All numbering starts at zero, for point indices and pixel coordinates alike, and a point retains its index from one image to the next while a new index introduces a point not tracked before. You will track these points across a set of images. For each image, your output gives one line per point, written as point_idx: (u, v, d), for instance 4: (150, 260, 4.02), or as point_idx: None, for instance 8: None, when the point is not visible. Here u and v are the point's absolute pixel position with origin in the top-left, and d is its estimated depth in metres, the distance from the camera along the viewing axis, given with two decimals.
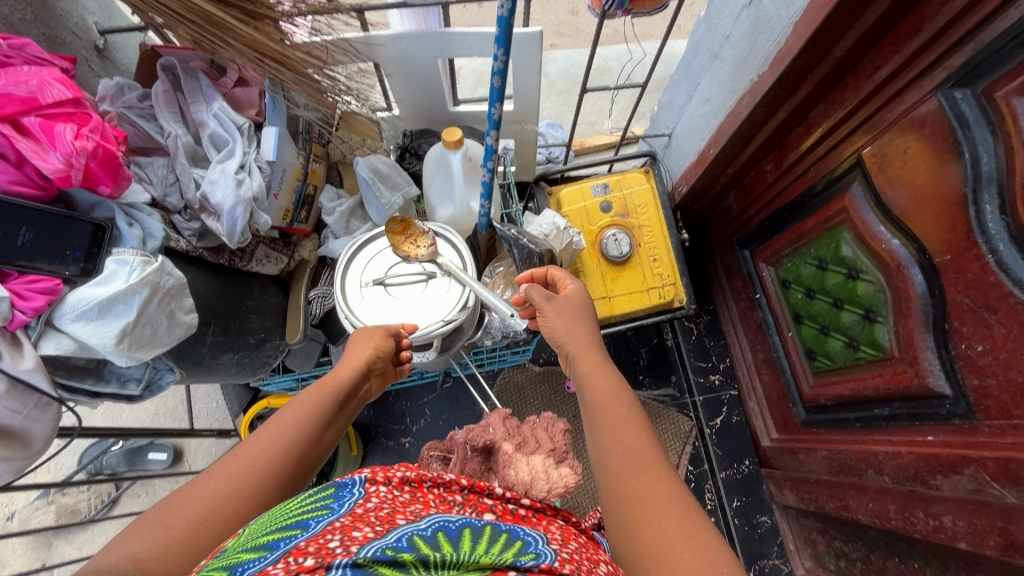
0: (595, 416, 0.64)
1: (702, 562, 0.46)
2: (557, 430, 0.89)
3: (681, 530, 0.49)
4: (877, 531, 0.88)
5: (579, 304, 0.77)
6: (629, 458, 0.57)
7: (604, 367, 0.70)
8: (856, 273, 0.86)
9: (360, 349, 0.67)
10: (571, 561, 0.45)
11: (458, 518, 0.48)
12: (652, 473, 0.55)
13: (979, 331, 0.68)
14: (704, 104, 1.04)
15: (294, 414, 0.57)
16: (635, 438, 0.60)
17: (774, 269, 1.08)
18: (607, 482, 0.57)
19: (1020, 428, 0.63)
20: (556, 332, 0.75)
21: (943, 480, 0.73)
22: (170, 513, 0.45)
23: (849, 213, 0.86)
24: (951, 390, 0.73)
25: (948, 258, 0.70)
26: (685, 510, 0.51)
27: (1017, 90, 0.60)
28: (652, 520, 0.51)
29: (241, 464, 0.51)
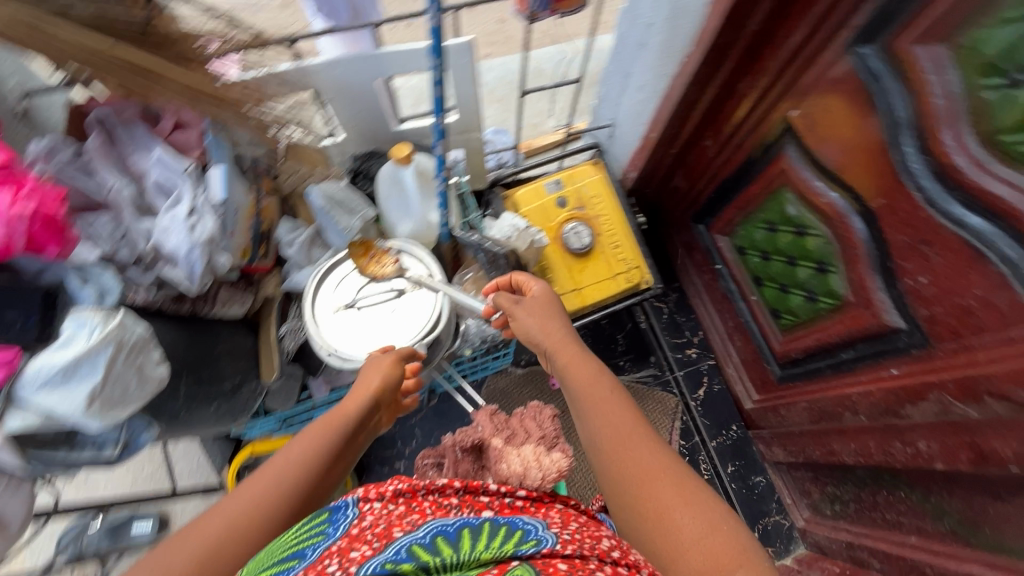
0: (579, 405, 0.66)
1: (703, 524, 0.49)
2: (545, 416, 0.91)
3: (678, 498, 0.51)
4: (863, 470, 0.93)
5: (548, 299, 0.78)
6: (619, 438, 0.58)
7: (580, 354, 0.71)
8: (804, 230, 0.91)
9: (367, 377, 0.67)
10: (572, 541, 0.46)
11: (456, 520, 0.48)
12: (640, 450, 0.57)
13: (920, 265, 0.73)
14: (639, 90, 1.07)
15: (302, 447, 0.57)
16: (621, 418, 0.61)
17: (729, 238, 1.13)
18: (601, 466, 0.58)
19: (971, 347, 0.68)
20: (529, 330, 0.76)
21: (912, 408, 0.78)
22: (174, 550, 0.46)
23: (788, 174, 0.90)
24: (906, 323, 0.78)
25: (882, 201, 0.75)
26: (679, 479, 0.53)
27: (915, 39, 0.65)
28: (650, 493, 0.52)
29: (251, 496, 0.51)
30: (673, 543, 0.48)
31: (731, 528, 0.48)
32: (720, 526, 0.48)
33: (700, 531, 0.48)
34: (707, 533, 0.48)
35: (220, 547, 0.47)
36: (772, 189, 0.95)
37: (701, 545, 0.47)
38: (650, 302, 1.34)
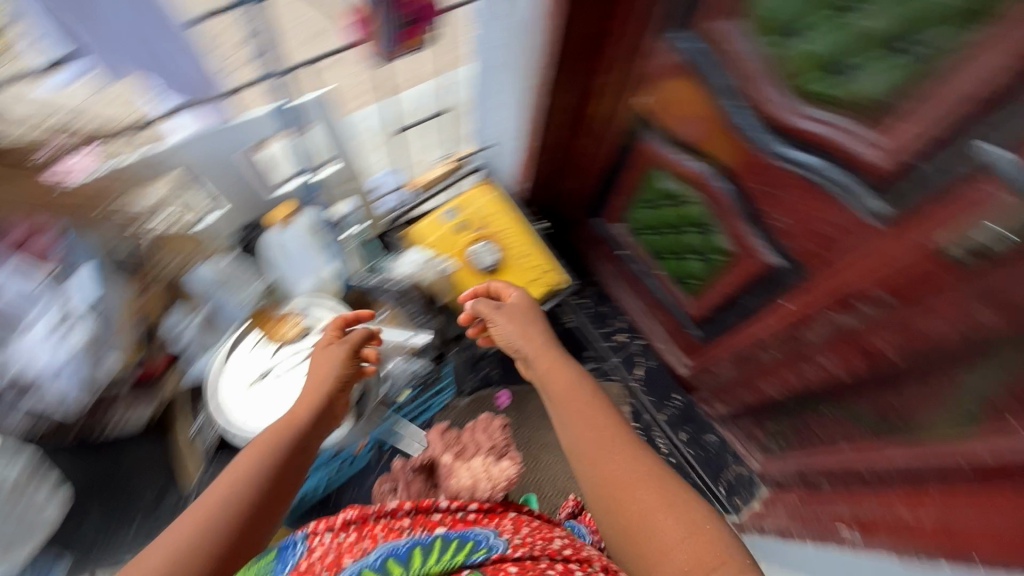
0: (562, 411, 0.72)
1: (686, 525, 0.54)
2: (493, 439, 1.03)
3: (664, 501, 0.57)
4: (789, 400, 1.00)
5: (524, 307, 0.89)
6: (602, 442, 0.65)
7: (563, 367, 0.78)
8: (683, 200, 0.99)
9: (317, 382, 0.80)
10: (519, 544, 0.59)
11: (407, 540, 0.60)
12: (624, 456, 0.63)
13: (776, 205, 0.82)
14: (508, 109, 1.13)
15: (266, 441, 0.70)
16: (606, 425, 0.67)
17: (623, 224, 1.21)
18: (587, 470, 0.64)
19: (833, 265, 0.77)
20: (511, 336, 0.86)
21: (809, 331, 0.86)
22: (171, 532, 0.57)
23: (654, 153, 1.00)
24: (783, 258, 0.86)
25: (733, 157, 0.84)
26: (663, 485, 0.59)
27: (715, 17, 0.76)
28: (637, 498, 0.58)
29: (228, 484, 0.63)
30: (660, 546, 0.54)
31: (716, 534, 0.53)
32: (700, 526, 0.54)
33: (682, 533, 0.53)
34: (690, 536, 0.53)
35: (205, 523, 0.58)
36: (646, 171, 1.04)
37: (684, 546, 0.52)
38: (571, 300, 1.39)
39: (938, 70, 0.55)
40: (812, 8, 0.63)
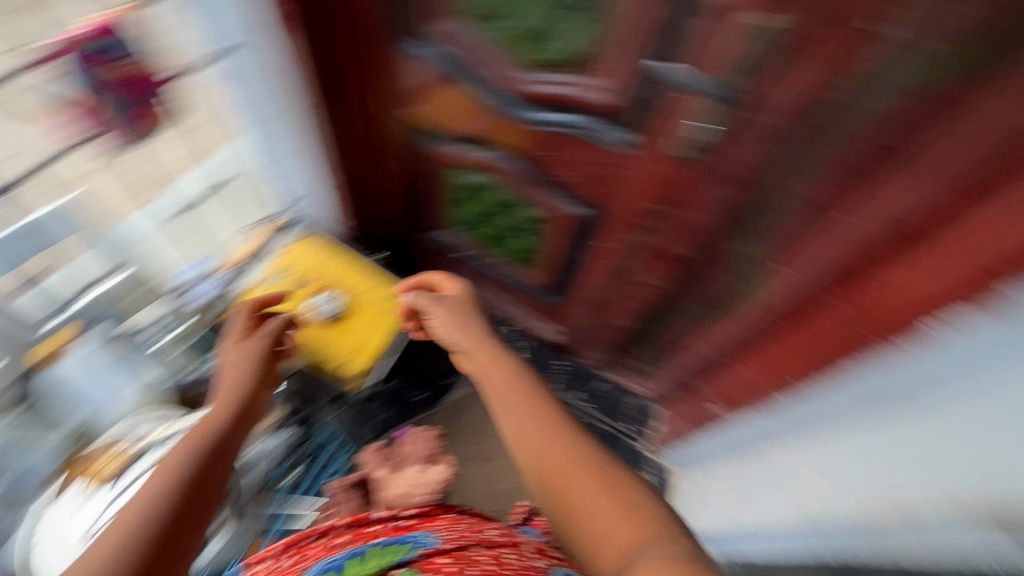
0: (498, 402, 0.72)
1: (627, 506, 0.56)
2: (424, 439, 1.20)
3: (603, 485, 0.59)
4: (640, 324, 1.12)
5: (461, 301, 0.87)
6: (546, 435, 0.65)
7: (502, 361, 0.77)
8: (487, 186, 1.09)
9: (239, 365, 0.73)
10: (450, 538, 0.69)
11: (343, 553, 0.68)
12: (566, 448, 0.63)
13: (554, 162, 0.92)
14: (291, 163, 1.12)
15: (193, 433, 0.62)
16: (548, 417, 0.67)
17: (448, 227, 1.27)
18: (528, 461, 0.64)
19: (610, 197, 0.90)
20: (446, 330, 0.84)
21: (624, 257, 0.97)
22: (112, 528, 0.49)
23: (443, 155, 1.07)
24: (581, 207, 0.96)
25: (503, 133, 0.94)
26: (603, 471, 0.60)
27: (437, 21, 0.84)
28: (582, 483, 0.60)
29: (163, 474, 0.55)
30: (603, 526, 0.56)
31: (652, 511, 0.56)
32: (637, 506, 0.56)
33: (622, 517, 0.56)
34: (628, 519, 0.55)
35: (152, 515, 0.50)
36: (446, 172, 1.12)
37: (623, 529, 0.55)
38: None
39: (617, 17, 0.66)
40: None
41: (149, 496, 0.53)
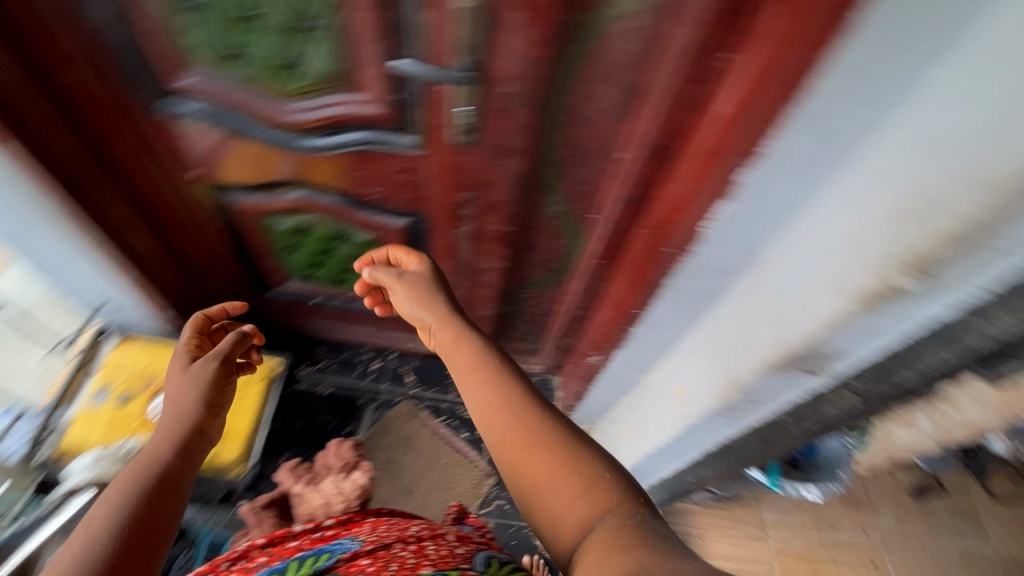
0: (463, 381, 0.70)
1: (586, 480, 0.57)
2: (343, 449, 1.20)
3: (564, 461, 0.59)
4: (503, 307, 1.18)
5: (423, 276, 0.82)
6: (512, 416, 0.64)
7: (465, 337, 0.75)
8: (306, 225, 1.06)
9: (181, 397, 0.73)
10: (372, 540, 0.69)
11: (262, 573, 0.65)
12: (531, 429, 0.62)
13: (361, 183, 0.93)
14: (80, 264, 0.99)
15: (130, 475, 0.62)
16: (513, 396, 0.66)
17: (292, 277, 1.23)
18: (495, 438, 0.64)
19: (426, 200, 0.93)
20: (407, 308, 0.80)
21: (460, 252, 1.01)
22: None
23: (253, 207, 1.02)
24: (403, 217, 0.98)
25: (303, 169, 0.92)
26: (566, 447, 0.60)
27: (180, 78, 0.76)
28: (545, 461, 0.60)
29: (97, 522, 0.56)
30: (562, 499, 0.57)
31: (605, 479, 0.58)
32: (595, 477, 0.57)
33: (579, 493, 0.57)
34: (585, 495, 0.56)
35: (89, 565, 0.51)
36: (262, 224, 1.06)
37: (579, 506, 0.56)
38: (310, 367, 1.36)
39: (352, 34, 0.67)
40: (235, 33, 0.68)
41: (84, 545, 0.53)
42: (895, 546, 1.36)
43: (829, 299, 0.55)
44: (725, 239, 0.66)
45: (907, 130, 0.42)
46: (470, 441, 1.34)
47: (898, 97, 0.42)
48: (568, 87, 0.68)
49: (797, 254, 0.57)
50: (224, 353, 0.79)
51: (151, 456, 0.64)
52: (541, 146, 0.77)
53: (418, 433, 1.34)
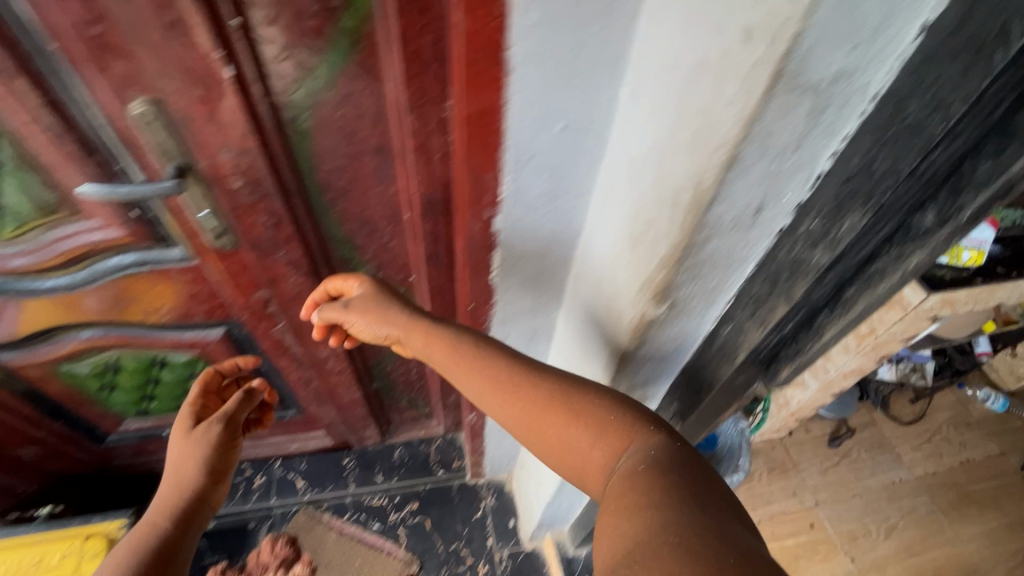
0: (450, 373, 0.60)
1: (592, 428, 0.50)
2: (277, 547, 1.18)
3: (572, 418, 0.51)
4: (374, 383, 1.09)
5: (374, 294, 0.67)
6: (511, 392, 0.55)
7: (439, 335, 0.62)
8: (108, 364, 0.91)
9: (182, 464, 0.73)
10: None
11: None
12: (527, 403, 0.54)
13: (149, 308, 0.81)
14: None
15: (131, 551, 0.65)
16: (507, 372, 0.57)
17: (127, 418, 1.08)
18: (501, 417, 0.56)
19: (230, 306, 0.82)
20: (369, 332, 0.67)
21: (293, 348, 0.90)
22: None
23: (32, 363, 0.86)
24: (217, 325, 0.88)
25: (67, 311, 0.78)
26: (568, 402, 0.52)
27: None
28: (552, 433, 0.52)
29: None
30: (578, 461, 0.51)
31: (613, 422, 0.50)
32: (606, 420, 0.49)
33: (592, 446, 0.49)
34: (599, 443, 0.49)
35: None
36: (55, 377, 0.90)
37: (593, 458, 0.49)
38: None
39: (46, 160, 0.58)
40: None
41: None
42: (826, 501, 1.38)
43: (618, 336, 0.50)
44: (522, 281, 0.62)
45: (633, 108, 0.40)
46: (382, 532, 1.22)
47: (615, 72, 0.40)
48: (314, 164, 0.61)
49: (594, 264, 0.54)
50: (228, 414, 0.78)
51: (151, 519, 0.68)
52: (316, 229, 0.69)
53: (322, 541, 1.20)
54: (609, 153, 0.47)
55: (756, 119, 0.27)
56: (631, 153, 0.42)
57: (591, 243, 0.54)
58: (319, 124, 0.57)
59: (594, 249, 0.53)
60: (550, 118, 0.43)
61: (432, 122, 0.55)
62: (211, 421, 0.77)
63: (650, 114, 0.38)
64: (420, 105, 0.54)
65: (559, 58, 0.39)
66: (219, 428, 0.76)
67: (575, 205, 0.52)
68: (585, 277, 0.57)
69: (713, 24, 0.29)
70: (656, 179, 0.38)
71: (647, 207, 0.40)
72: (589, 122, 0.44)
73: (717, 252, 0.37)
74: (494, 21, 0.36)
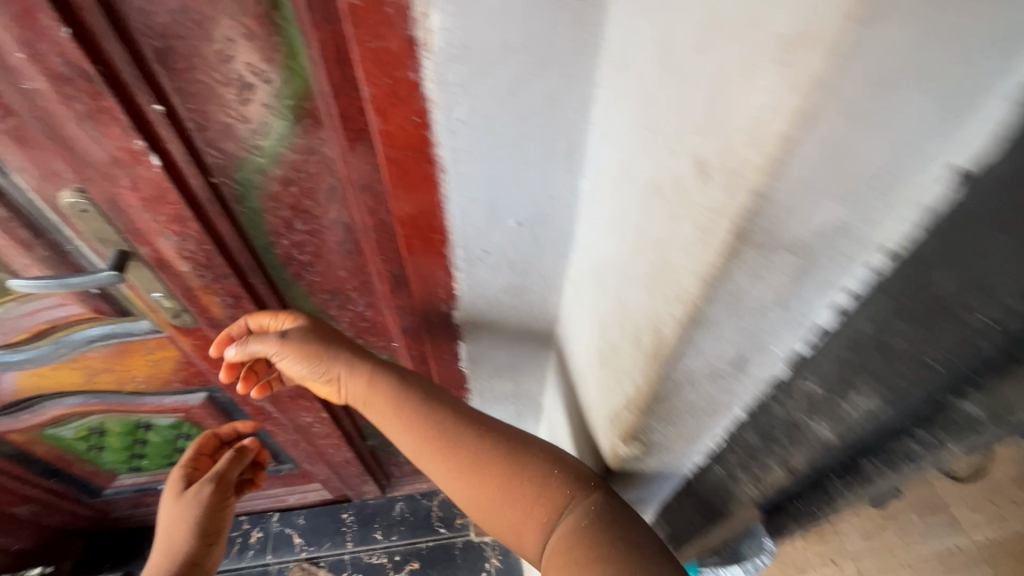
0: (380, 412, 0.50)
1: (535, 482, 0.41)
2: None
3: (511, 473, 0.42)
4: (368, 441, 1.04)
5: (311, 334, 0.54)
6: (448, 436, 0.45)
7: (381, 380, 0.51)
8: (92, 428, 0.89)
9: (173, 529, 0.69)
10: None
11: None
12: (463, 456, 0.44)
13: (125, 377, 0.78)
14: None
15: None
16: (446, 417, 0.47)
17: (122, 474, 1.05)
18: (432, 468, 0.46)
19: (207, 374, 0.78)
20: (302, 371, 0.55)
21: (277, 414, 0.85)
22: None
23: (16, 430, 0.84)
24: (199, 391, 0.84)
25: (43, 383, 0.76)
26: (509, 451, 0.43)
27: None
28: (487, 490, 0.42)
29: None
30: (514, 525, 0.41)
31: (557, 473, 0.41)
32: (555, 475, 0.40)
33: (534, 506, 0.40)
34: (540, 499, 0.40)
35: None
36: (42, 441, 0.89)
37: (534, 519, 0.40)
38: None
39: None
40: None
41: None
42: None
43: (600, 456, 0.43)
44: (496, 367, 0.56)
45: (596, 210, 0.34)
46: None
47: (571, 167, 0.34)
48: (273, 240, 0.56)
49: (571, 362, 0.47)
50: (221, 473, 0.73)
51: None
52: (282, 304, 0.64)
53: None
54: (577, 249, 0.40)
55: (718, 282, 0.20)
56: (596, 259, 0.35)
57: (566, 338, 0.47)
58: (272, 202, 0.52)
59: (569, 345, 0.46)
60: (501, 215, 0.36)
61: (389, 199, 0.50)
62: (203, 482, 0.73)
63: (610, 223, 0.31)
64: (374, 182, 0.48)
65: (500, 153, 0.32)
66: (209, 488, 0.72)
67: (547, 297, 0.45)
68: (563, 370, 0.50)
69: (664, 144, 0.22)
70: (619, 303, 0.31)
71: (613, 328, 0.32)
72: (547, 218, 0.37)
73: (692, 398, 0.29)
74: (413, 120, 0.30)
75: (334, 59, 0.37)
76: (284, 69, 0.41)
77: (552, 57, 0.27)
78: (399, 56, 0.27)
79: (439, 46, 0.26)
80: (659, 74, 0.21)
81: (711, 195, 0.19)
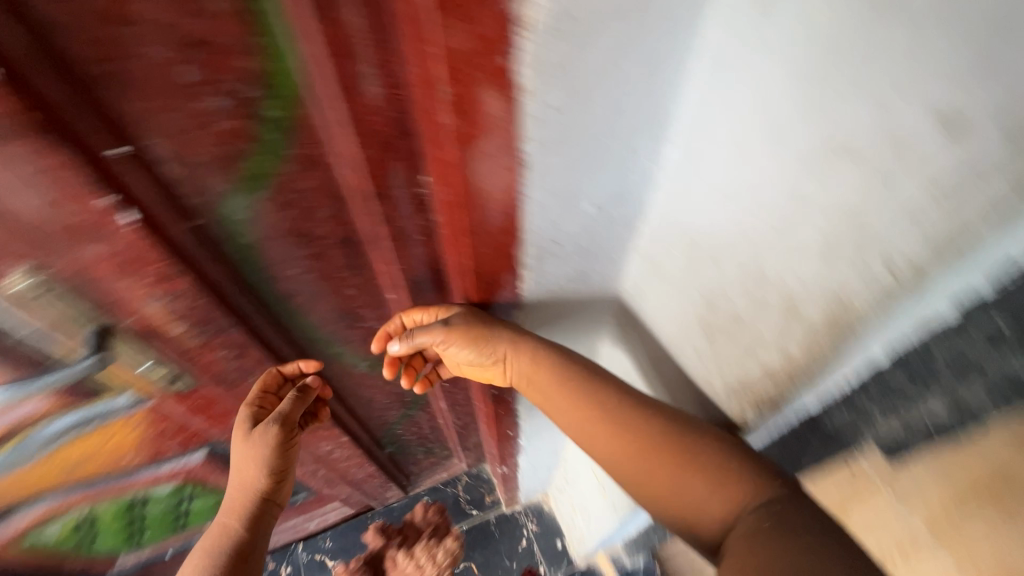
0: (555, 407, 0.54)
1: (709, 466, 0.43)
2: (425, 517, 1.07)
3: (678, 456, 0.45)
4: (386, 451, 0.98)
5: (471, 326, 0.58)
6: (620, 424, 0.49)
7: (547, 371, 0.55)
8: (81, 519, 0.78)
9: (243, 468, 0.64)
10: None
11: None
12: (636, 433, 0.47)
13: (111, 459, 0.68)
14: None
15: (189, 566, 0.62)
16: (619, 404, 0.50)
17: (122, 553, 0.95)
18: (605, 452, 0.49)
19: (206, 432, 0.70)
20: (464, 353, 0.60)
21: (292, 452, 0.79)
22: None
23: None
24: (196, 450, 0.75)
25: (11, 491, 0.65)
26: (679, 436, 0.46)
27: None
28: (658, 463, 0.45)
29: None
30: (683, 508, 0.43)
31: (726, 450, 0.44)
32: (725, 464, 0.43)
33: (709, 486, 0.42)
34: (717, 486, 0.42)
35: None
36: (24, 549, 0.78)
37: (707, 500, 0.42)
38: None
39: None
40: None
41: None
42: None
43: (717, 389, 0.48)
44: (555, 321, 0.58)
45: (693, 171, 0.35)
46: None
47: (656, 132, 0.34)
48: (274, 272, 0.49)
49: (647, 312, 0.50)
50: (284, 419, 0.61)
51: (228, 521, 0.64)
52: (286, 340, 0.57)
53: None
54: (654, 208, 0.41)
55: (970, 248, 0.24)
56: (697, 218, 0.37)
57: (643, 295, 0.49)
58: (267, 235, 0.45)
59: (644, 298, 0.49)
60: (582, 200, 0.36)
61: (404, 202, 0.44)
62: (265, 425, 0.62)
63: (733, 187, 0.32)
64: (393, 186, 0.42)
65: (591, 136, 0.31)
66: (275, 434, 0.62)
67: (609, 263, 0.46)
68: (637, 318, 0.53)
69: (870, 102, 0.23)
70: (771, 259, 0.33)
71: (755, 283, 0.35)
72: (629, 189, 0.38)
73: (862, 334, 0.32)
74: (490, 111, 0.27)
75: (338, 57, 0.31)
76: (263, 76, 0.33)
77: (662, 15, 0.26)
78: (494, 40, 0.23)
79: (544, 20, 0.23)
80: (866, 22, 0.22)
81: (973, 153, 0.21)
